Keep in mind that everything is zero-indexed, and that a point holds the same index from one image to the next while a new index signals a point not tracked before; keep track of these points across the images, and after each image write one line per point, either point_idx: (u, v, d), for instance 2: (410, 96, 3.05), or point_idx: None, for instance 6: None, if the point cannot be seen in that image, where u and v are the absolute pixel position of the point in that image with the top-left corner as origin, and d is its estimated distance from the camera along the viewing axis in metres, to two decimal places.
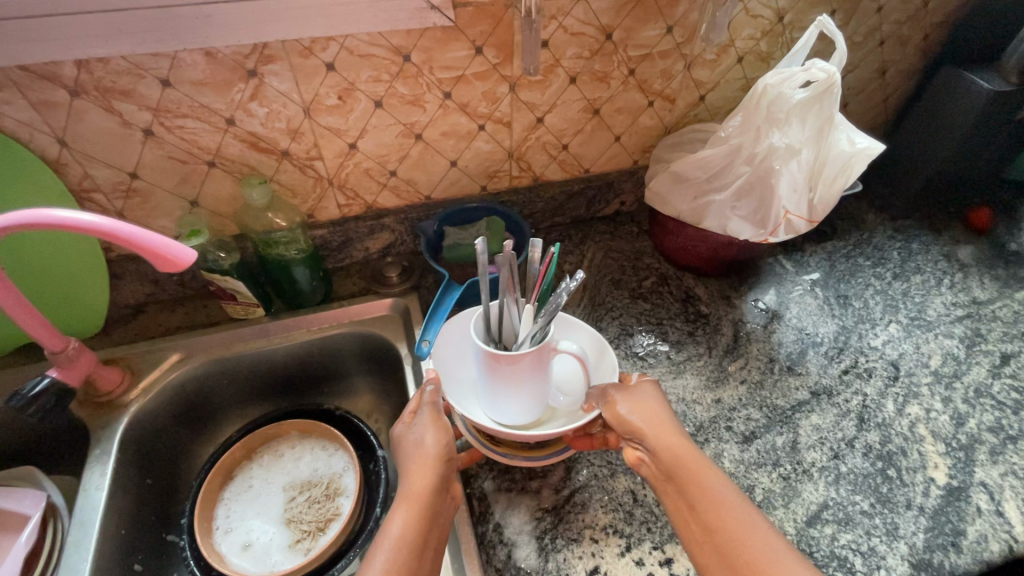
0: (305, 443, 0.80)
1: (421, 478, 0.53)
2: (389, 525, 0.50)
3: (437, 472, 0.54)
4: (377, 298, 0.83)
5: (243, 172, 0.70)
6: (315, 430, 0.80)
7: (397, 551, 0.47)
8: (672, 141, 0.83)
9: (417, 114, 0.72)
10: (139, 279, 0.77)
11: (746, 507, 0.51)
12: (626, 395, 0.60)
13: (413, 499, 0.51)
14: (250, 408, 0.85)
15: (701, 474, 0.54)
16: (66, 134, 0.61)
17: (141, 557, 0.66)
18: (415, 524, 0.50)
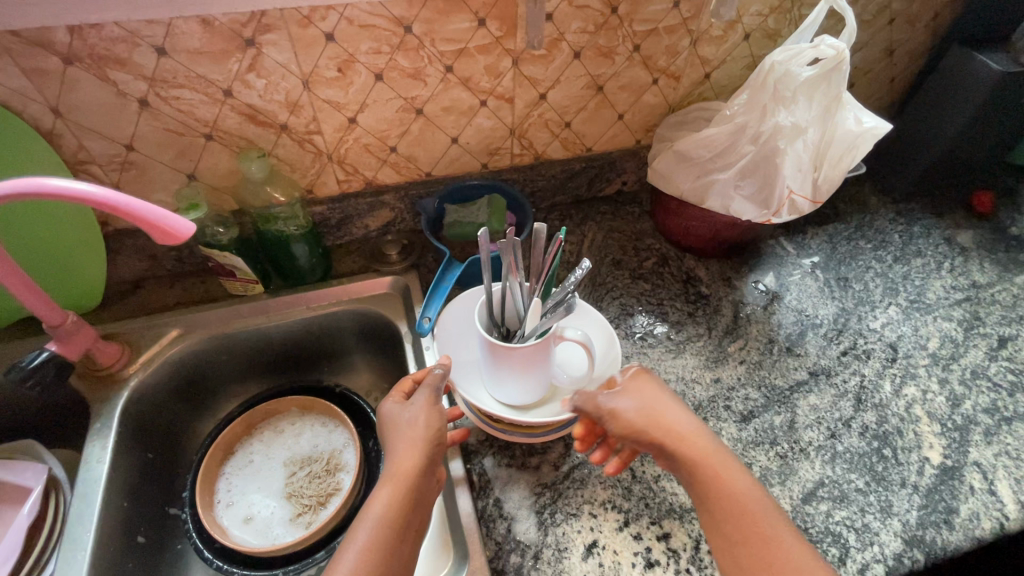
0: (305, 419, 0.80)
1: (409, 457, 0.53)
2: (374, 503, 0.51)
3: (425, 451, 0.54)
4: (377, 276, 0.82)
5: (241, 145, 0.69)
6: (315, 407, 0.80)
7: (376, 530, 0.49)
8: (677, 120, 0.82)
9: (418, 88, 0.71)
10: (136, 254, 0.76)
11: (761, 498, 0.52)
12: (625, 397, 0.56)
13: (399, 478, 0.52)
14: (250, 385, 0.85)
15: (716, 470, 0.53)
16: (60, 103, 0.60)
17: (144, 529, 0.67)
18: (398, 503, 0.51)
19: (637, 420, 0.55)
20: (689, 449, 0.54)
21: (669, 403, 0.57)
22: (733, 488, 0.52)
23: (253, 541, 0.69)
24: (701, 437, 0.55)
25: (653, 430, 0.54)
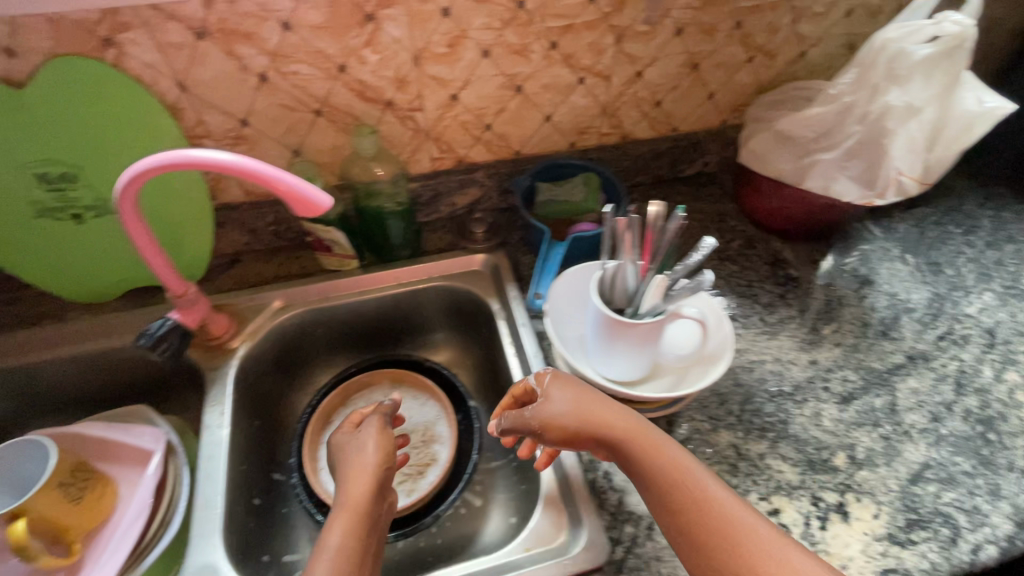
0: (397, 392, 0.83)
1: (358, 487, 0.54)
2: (329, 536, 0.50)
3: (371, 479, 0.56)
4: (466, 253, 0.83)
5: (347, 121, 0.70)
6: (406, 379, 0.83)
7: (336, 561, 0.47)
8: (771, 100, 0.81)
9: (522, 65, 0.71)
10: (238, 228, 0.79)
11: (709, 475, 0.49)
12: (559, 392, 0.57)
13: (351, 510, 0.52)
14: (338, 359, 0.87)
15: (643, 454, 0.51)
16: (186, 78, 0.61)
17: (259, 493, 0.70)
18: (355, 530, 0.51)
19: (573, 421, 0.55)
20: (633, 437, 0.52)
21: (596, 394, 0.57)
22: (670, 470, 0.49)
23: None
24: (641, 423, 0.53)
25: (580, 425, 0.54)
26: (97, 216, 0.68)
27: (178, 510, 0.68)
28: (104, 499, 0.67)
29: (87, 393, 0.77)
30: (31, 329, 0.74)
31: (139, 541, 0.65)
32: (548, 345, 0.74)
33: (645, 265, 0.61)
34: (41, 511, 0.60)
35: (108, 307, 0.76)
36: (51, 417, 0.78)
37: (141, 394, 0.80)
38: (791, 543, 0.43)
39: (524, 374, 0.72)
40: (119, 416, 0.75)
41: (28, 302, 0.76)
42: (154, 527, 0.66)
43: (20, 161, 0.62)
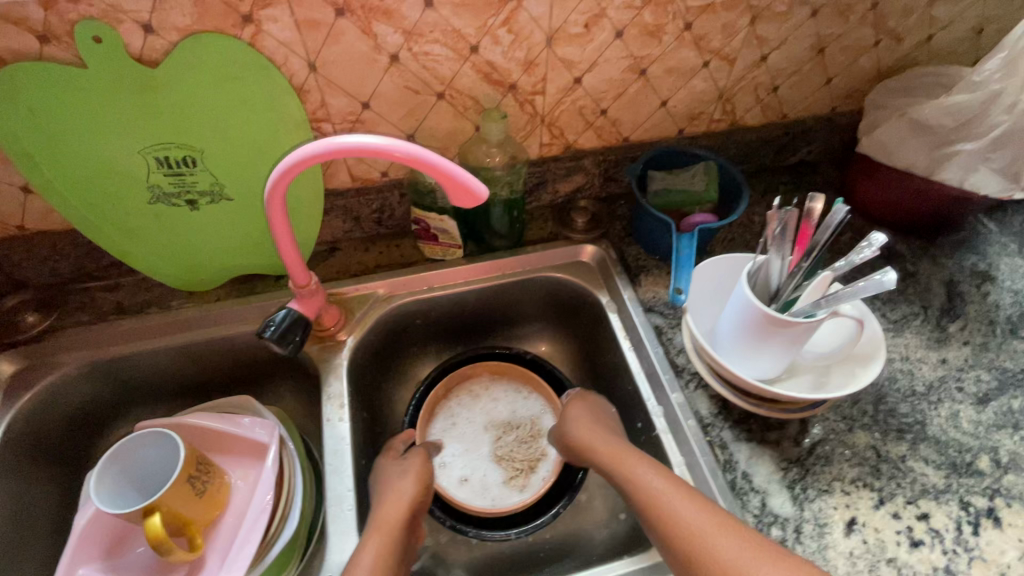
0: (497, 384, 0.81)
1: (394, 510, 0.58)
2: (363, 552, 0.53)
3: (408, 508, 0.59)
4: (569, 243, 0.81)
5: (468, 105, 0.67)
6: (507, 373, 0.81)
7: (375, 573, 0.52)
8: (895, 86, 0.77)
9: (652, 47, 0.67)
10: (342, 215, 0.76)
11: (669, 484, 0.55)
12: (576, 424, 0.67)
13: (384, 530, 0.56)
14: (430, 349, 0.84)
15: (624, 471, 0.59)
16: (318, 58, 0.58)
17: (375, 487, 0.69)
18: (387, 550, 0.54)
19: (573, 440, 0.66)
20: (612, 459, 0.61)
21: (599, 421, 0.67)
22: (638, 485, 0.57)
23: (473, 501, 0.71)
24: (618, 449, 0.62)
25: (580, 442, 0.65)
26: (210, 202, 0.65)
27: (296, 505, 0.67)
28: (222, 493, 0.66)
29: (188, 383, 0.75)
30: (136, 317, 0.71)
31: (263, 537, 0.63)
32: (667, 340, 0.72)
33: (797, 260, 0.59)
34: (171, 505, 0.59)
35: (212, 297, 0.74)
36: (150, 408, 0.76)
37: (239, 382, 0.78)
38: (729, 534, 0.50)
39: (646, 370, 0.71)
40: (223, 407, 0.73)
41: (128, 289, 0.74)
42: (275, 522, 0.64)
43: (142, 143, 0.59)
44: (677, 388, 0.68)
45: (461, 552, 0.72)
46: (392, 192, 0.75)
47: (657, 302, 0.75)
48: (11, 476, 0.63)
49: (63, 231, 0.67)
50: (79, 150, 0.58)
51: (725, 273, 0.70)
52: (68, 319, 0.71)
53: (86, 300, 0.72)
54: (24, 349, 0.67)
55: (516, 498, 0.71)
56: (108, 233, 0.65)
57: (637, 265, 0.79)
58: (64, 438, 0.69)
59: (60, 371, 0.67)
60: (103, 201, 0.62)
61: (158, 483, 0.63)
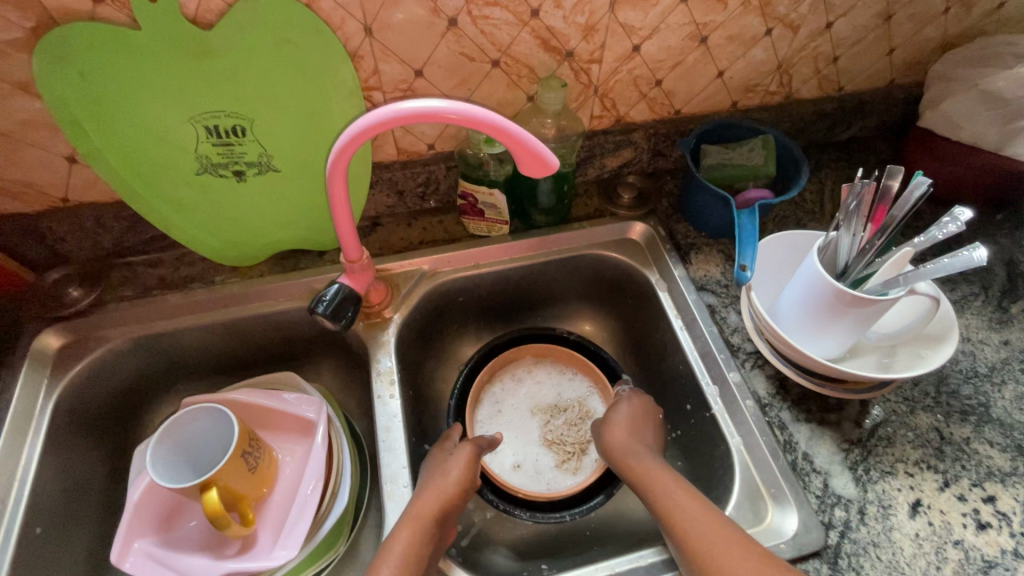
0: (540, 367, 0.79)
1: (430, 501, 0.56)
2: (394, 541, 0.52)
3: (444, 500, 0.56)
4: (616, 220, 0.79)
5: (522, 74, 0.65)
6: (550, 354, 0.80)
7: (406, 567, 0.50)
8: (963, 56, 0.74)
9: (715, 12, 0.64)
10: (387, 189, 0.74)
11: (690, 498, 0.54)
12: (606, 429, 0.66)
13: (416, 522, 0.53)
14: (470, 327, 0.82)
15: (645, 480, 0.58)
16: (375, 21, 0.56)
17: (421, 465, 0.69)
18: (417, 546, 0.52)
19: (611, 443, 0.64)
20: (636, 469, 0.60)
21: (636, 427, 0.66)
22: (659, 497, 0.55)
23: (528, 486, 0.71)
24: (643, 459, 0.60)
25: (614, 445, 0.64)
26: (257, 173, 0.64)
27: (345, 482, 0.66)
28: (271, 468, 0.66)
29: (231, 360, 0.75)
30: (180, 292, 0.70)
31: (316, 512, 0.62)
32: (721, 319, 0.70)
33: (870, 236, 0.57)
34: (226, 479, 0.58)
35: (256, 272, 0.73)
36: (192, 385, 0.75)
37: (279, 359, 0.77)
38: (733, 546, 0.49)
39: (700, 350, 0.68)
40: (268, 383, 0.71)
41: (171, 264, 0.73)
42: (326, 499, 0.63)
43: (193, 110, 0.57)
44: (734, 367, 0.66)
45: (506, 531, 0.71)
46: (438, 165, 0.73)
47: (709, 280, 0.73)
48: (62, 450, 0.62)
49: (107, 204, 0.66)
50: (129, 117, 0.56)
51: (785, 249, 0.67)
52: (112, 294, 0.70)
53: (129, 275, 0.71)
54: (69, 323, 0.67)
55: (570, 482, 0.71)
56: (153, 205, 0.63)
57: (687, 242, 0.77)
58: (111, 414, 0.69)
59: (105, 346, 0.66)
60: (151, 171, 0.60)
61: (210, 457, 0.62)
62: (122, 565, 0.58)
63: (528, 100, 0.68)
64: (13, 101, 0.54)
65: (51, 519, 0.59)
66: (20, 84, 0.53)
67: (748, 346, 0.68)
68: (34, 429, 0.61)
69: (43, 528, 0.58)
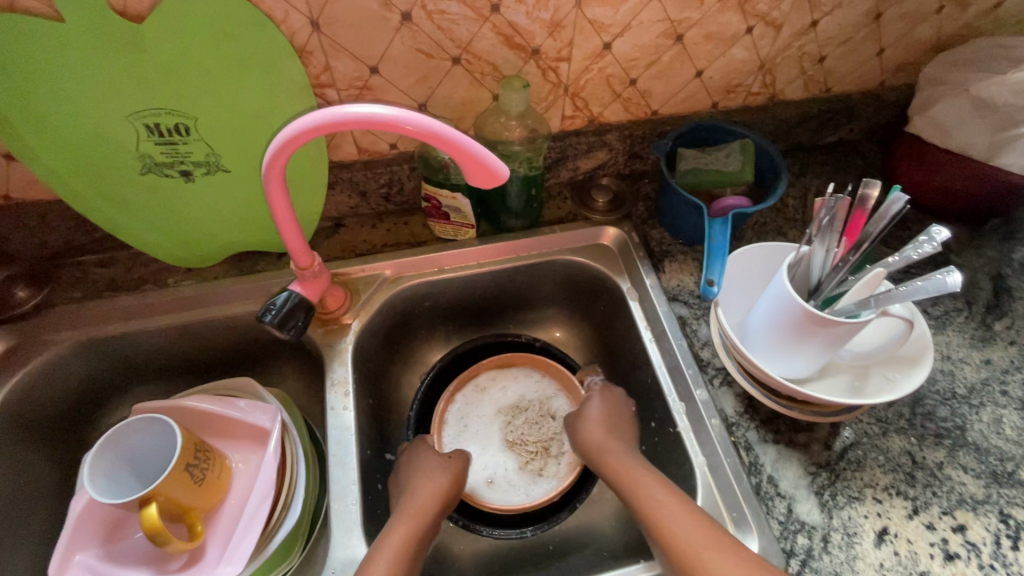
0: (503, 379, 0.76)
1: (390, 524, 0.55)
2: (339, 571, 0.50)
3: (439, 499, 0.59)
4: (588, 225, 0.76)
5: (485, 72, 0.61)
6: (513, 364, 0.77)
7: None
8: (955, 59, 0.70)
9: (691, 9, 0.61)
10: (348, 190, 0.71)
11: (673, 497, 0.52)
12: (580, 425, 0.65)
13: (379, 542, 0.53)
14: (437, 332, 0.80)
15: (628, 480, 0.56)
16: (322, 15, 0.52)
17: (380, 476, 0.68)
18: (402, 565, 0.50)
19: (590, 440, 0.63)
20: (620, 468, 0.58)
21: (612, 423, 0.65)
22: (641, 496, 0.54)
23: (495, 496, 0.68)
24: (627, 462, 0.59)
25: (595, 444, 0.62)
26: (205, 173, 0.61)
27: (299, 495, 0.63)
28: (222, 479, 0.64)
29: (187, 364, 0.72)
30: (131, 294, 0.68)
31: (264, 526, 0.60)
32: (691, 332, 0.67)
33: (843, 253, 0.54)
34: (168, 493, 0.56)
35: (211, 274, 0.70)
36: (148, 389, 0.73)
37: (237, 363, 0.75)
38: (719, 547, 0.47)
39: (668, 364, 0.66)
40: (223, 389, 0.69)
41: (123, 265, 0.70)
42: (276, 512, 0.61)
43: (131, 107, 0.54)
44: (702, 384, 0.63)
45: (466, 543, 0.69)
46: (402, 166, 0.70)
47: (681, 291, 0.71)
48: (4, 457, 0.61)
49: (51, 203, 0.63)
50: (60, 114, 0.53)
51: (759, 262, 0.64)
52: (61, 295, 0.68)
53: (80, 276, 0.69)
54: (14, 326, 0.64)
55: (542, 485, 0.68)
56: (96, 205, 0.60)
57: (661, 249, 0.74)
58: (60, 419, 0.67)
59: (51, 350, 0.64)
60: (88, 170, 0.57)
61: (157, 467, 0.60)
62: None
63: (493, 99, 0.64)
64: None
65: None
66: None
67: (718, 361, 0.65)
68: None
69: None
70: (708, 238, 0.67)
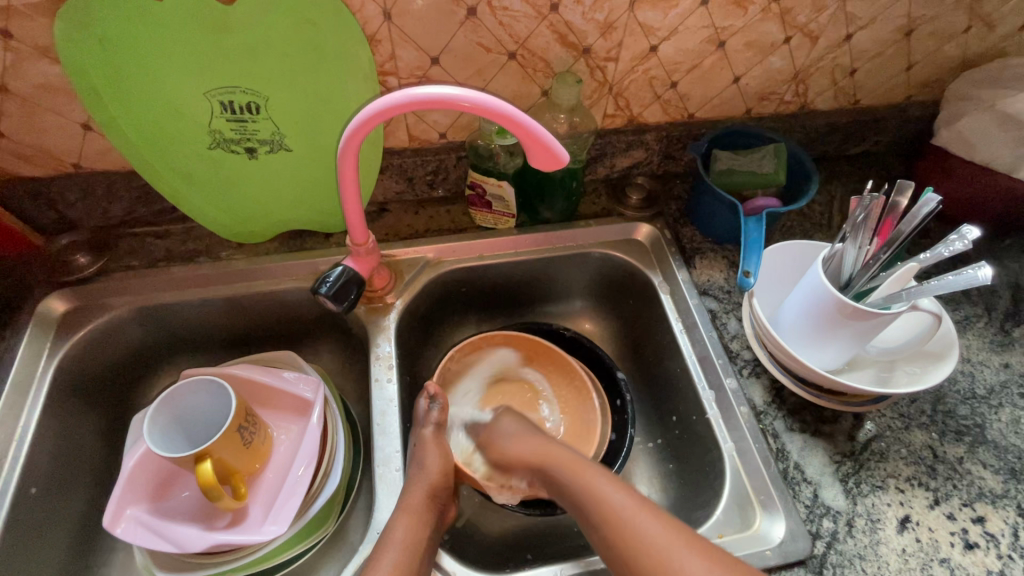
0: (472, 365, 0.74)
1: (423, 490, 0.56)
2: (395, 527, 0.53)
3: (430, 487, 0.57)
4: (622, 220, 0.79)
5: (538, 68, 0.65)
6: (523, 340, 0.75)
7: (401, 557, 0.51)
8: (980, 77, 0.73)
9: (735, 17, 0.64)
10: (397, 175, 0.75)
11: (673, 529, 0.47)
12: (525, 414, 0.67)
13: (412, 507, 0.54)
14: (469, 319, 0.82)
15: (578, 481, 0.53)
16: (395, 6, 0.56)
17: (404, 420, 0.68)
18: (416, 539, 0.53)
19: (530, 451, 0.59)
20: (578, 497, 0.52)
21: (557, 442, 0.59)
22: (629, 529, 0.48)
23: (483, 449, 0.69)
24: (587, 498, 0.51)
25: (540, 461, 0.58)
26: (269, 151, 0.64)
27: (339, 462, 0.65)
28: (265, 445, 0.66)
29: (230, 337, 0.75)
30: (186, 265, 0.71)
31: (306, 492, 0.62)
32: (721, 325, 0.70)
33: (875, 250, 0.57)
34: (220, 453, 0.59)
35: (262, 250, 0.73)
36: (193, 360, 0.75)
37: (279, 339, 0.78)
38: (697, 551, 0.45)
39: (698, 354, 0.68)
40: (264, 361, 0.72)
41: (178, 238, 0.73)
42: (317, 478, 0.63)
43: (209, 84, 0.58)
44: (732, 373, 0.66)
45: (494, 522, 0.71)
46: (449, 154, 0.74)
47: (712, 285, 0.74)
48: (62, 415, 0.63)
49: (118, 172, 0.67)
50: (143, 89, 0.56)
51: (792, 259, 0.68)
52: (119, 263, 0.70)
53: (137, 246, 0.72)
54: (75, 288, 0.67)
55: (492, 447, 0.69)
56: (164, 176, 0.63)
57: (692, 246, 0.77)
58: (111, 382, 0.69)
59: (108, 314, 0.67)
60: (162, 143, 0.61)
61: (206, 426, 0.63)
62: (114, 531, 0.58)
63: (542, 95, 0.68)
64: (32, 64, 0.55)
65: (47, 481, 0.60)
66: (42, 49, 0.54)
67: (747, 353, 0.68)
68: (35, 392, 0.61)
69: (39, 488, 0.59)
70: (743, 234, 0.69)
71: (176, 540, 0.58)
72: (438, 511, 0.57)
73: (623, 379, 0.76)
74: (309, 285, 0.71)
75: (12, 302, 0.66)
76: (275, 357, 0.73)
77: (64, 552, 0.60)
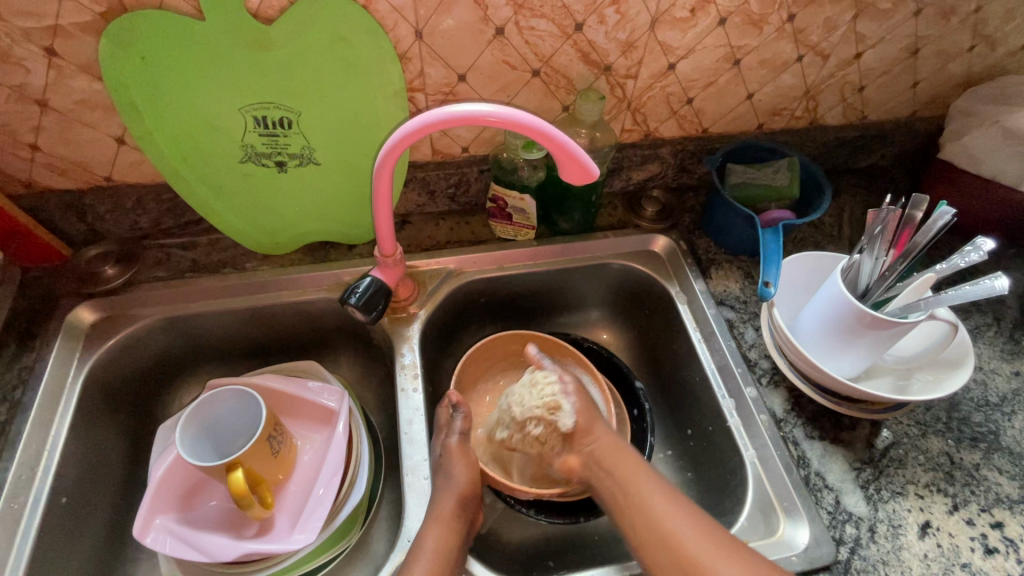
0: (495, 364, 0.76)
1: (453, 497, 0.57)
2: (425, 538, 0.53)
3: (459, 496, 0.57)
4: (638, 232, 0.80)
5: (560, 85, 0.67)
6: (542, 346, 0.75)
7: (433, 565, 0.52)
8: (983, 94, 0.76)
9: (751, 36, 0.67)
10: (419, 188, 0.77)
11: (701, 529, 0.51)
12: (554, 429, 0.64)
13: (443, 517, 0.55)
14: (486, 329, 0.83)
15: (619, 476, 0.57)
16: (427, 26, 0.58)
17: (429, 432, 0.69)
18: (447, 547, 0.53)
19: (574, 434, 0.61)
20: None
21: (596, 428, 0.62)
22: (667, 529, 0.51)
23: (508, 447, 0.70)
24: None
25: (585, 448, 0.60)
26: (298, 165, 0.66)
27: (364, 472, 0.65)
28: (291, 455, 0.66)
29: (252, 348, 0.75)
30: (212, 276, 0.71)
31: (333, 501, 0.62)
32: (738, 335, 0.72)
33: (892, 261, 0.58)
34: (250, 462, 0.59)
35: (286, 261, 0.74)
36: (215, 370, 0.76)
37: (299, 350, 0.78)
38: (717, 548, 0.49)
39: (717, 363, 0.69)
40: (288, 370, 0.72)
41: (203, 249, 0.74)
42: (344, 488, 0.63)
43: (244, 100, 0.60)
44: (751, 382, 0.67)
45: (517, 531, 0.71)
46: (471, 168, 0.76)
47: (728, 296, 0.75)
48: (89, 425, 0.63)
49: (148, 185, 0.68)
50: (181, 103, 0.58)
51: (806, 271, 0.70)
52: (145, 274, 0.71)
53: (163, 257, 0.73)
54: (103, 299, 0.68)
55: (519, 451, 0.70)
56: (195, 188, 0.65)
57: (707, 258, 0.79)
58: (136, 392, 0.70)
59: (136, 325, 0.68)
60: (196, 156, 0.62)
61: (234, 435, 0.64)
62: (143, 540, 0.59)
63: (563, 110, 0.70)
64: (73, 81, 0.56)
65: (75, 491, 0.60)
66: (84, 66, 0.55)
67: (765, 362, 0.69)
68: (64, 402, 0.62)
69: (68, 498, 0.59)
70: (761, 246, 0.70)
71: (207, 549, 0.59)
72: (467, 521, 0.57)
73: (641, 388, 0.77)
74: (334, 295, 0.72)
75: (41, 311, 0.67)
76: (298, 366, 0.73)
77: (92, 561, 0.60)
